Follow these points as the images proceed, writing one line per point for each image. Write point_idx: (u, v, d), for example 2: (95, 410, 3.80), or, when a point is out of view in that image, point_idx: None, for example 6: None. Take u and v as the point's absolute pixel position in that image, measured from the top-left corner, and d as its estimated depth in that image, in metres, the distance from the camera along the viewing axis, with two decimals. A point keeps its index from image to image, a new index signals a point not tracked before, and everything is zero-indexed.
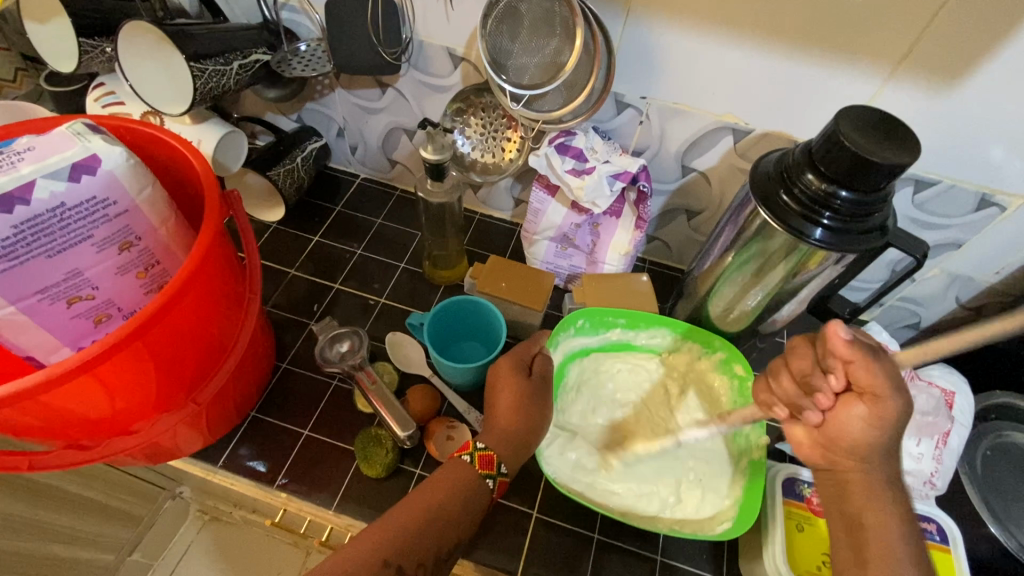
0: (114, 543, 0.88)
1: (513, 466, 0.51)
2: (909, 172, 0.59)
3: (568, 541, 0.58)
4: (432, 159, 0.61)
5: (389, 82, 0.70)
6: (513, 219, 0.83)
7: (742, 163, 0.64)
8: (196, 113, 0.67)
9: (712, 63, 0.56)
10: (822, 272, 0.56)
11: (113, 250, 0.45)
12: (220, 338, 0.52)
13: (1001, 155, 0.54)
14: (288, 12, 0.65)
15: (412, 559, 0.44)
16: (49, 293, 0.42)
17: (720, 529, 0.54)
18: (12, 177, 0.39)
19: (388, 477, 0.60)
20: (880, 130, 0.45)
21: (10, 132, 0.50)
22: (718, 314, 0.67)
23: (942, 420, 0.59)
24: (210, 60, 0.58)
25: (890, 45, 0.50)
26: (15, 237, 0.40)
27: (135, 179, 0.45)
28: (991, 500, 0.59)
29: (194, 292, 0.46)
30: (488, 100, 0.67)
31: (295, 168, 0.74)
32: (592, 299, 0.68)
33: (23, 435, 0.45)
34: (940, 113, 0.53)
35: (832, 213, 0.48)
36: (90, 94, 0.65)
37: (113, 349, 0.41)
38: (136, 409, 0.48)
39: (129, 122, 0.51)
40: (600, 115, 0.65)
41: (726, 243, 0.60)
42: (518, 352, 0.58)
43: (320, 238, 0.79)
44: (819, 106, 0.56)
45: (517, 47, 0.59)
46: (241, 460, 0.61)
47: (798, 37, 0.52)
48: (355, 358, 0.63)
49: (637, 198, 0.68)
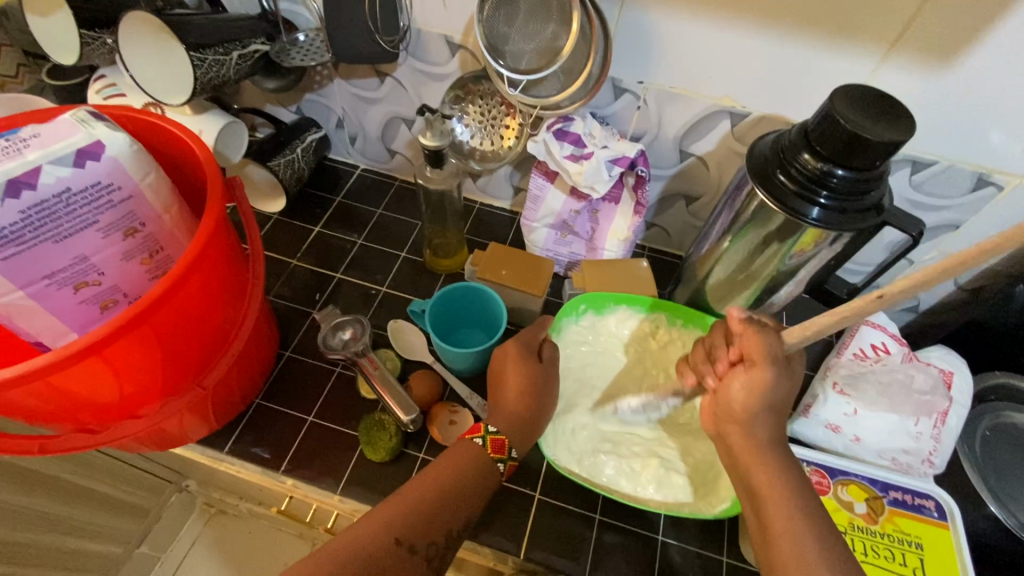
0: (122, 536, 0.89)
1: (521, 451, 0.52)
2: (906, 154, 0.59)
3: (570, 523, 0.59)
4: (431, 145, 0.61)
5: (386, 72, 0.70)
6: (512, 208, 0.83)
7: (739, 147, 0.64)
8: (196, 104, 0.67)
9: (709, 46, 0.57)
10: (818, 253, 0.56)
11: (118, 236, 0.46)
12: (224, 323, 0.53)
13: (1001, 135, 0.54)
14: (287, 2, 0.64)
15: (424, 538, 0.45)
16: (56, 278, 0.43)
17: (720, 508, 0.54)
18: (19, 162, 0.40)
19: (392, 462, 0.61)
20: (875, 108, 0.45)
21: (13, 123, 0.50)
22: (717, 297, 0.68)
23: (939, 400, 0.60)
24: (210, 49, 0.59)
25: (886, 25, 0.50)
26: (22, 223, 0.40)
27: (139, 165, 0.45)
28: (990, 479, 0.59)
29: (198, 277, 0.46)
30: (486, 87, 0.68)
31: (295, 158, 0.75)
32: (592, 284, 0.68)
33: (32, 418, 0.46)
34: (936, 92, 0.53)
35: (829, 193, 0.49)
36: (92, 86, 0.66)
37: (121, 331, 0.42)
38: (144, 392, 0.49)
39: (130, 111, 0.51)
40: (597, 101, 0.65)
41: (723, 226, 0.61)
42: (525, 338, 0.58)
43: (321, 229, 0.80)
44: (815, 87, 0.56)
45: (515, 32, 0.59)
46: (247, 446, 0.61)
47: (794, 19, 0.52)
48: (357, 345, 0.64)
49: (637, 183, 0.67)
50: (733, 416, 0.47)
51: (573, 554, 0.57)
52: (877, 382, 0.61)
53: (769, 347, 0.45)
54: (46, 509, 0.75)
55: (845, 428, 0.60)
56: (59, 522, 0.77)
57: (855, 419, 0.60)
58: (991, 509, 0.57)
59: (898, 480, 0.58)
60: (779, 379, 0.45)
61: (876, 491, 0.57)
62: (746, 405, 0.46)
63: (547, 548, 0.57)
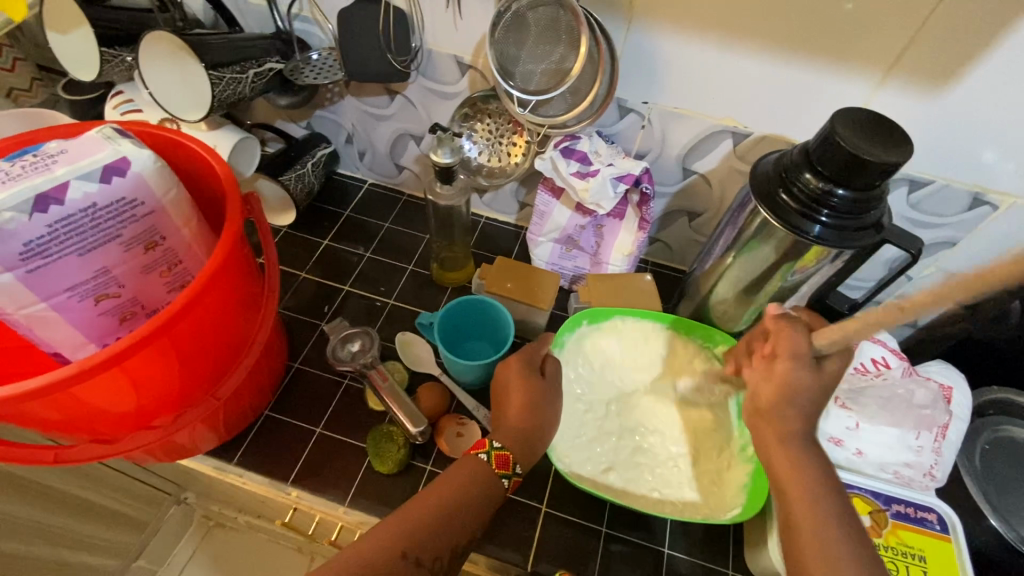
0: (119, 549, 0.88)
1: (525, 466, 0.52)
2: (903, 173, 0.61)
3: (576, 536, 0.59)
4: (442, 162, 0.63)
5: (397, 90, 0.72)
6: (517, 222, 0.85)
7: (741, 165, 0.66)
8: (212, 120, 0.68)
9: (712, 69, 0.59)
10: (819, 269, 0.58)
11: (139, 250, 0.47)
12: (238, 335, 0.54)
13: (993, 158, 0.56)
14: (301, 22, 0.67)
15: (429, 552, 0.45)
16: (78, 290, 0.44)
17: (731, 514, 0.56)
18: (47, 177, 0.42)
19: (399, 474, 0.61)
20: (875, 131, 0.47)
21: (36, 137, 0.52)
22: (721, 312, 0.69)
23: (940, 413, 0.61)
24: (226, 68, 0.61)
25: (881, 53, 0.53)
26: (49, 236, 0.41)
27: (162, 180, 0.47)
28: (989, 492, 0.60)
29: (215, 290, 0.47)
30: (495, 107, 0.69)
31: (305, 173, 0.77)
32: (597, 298, 0.70)
33: (49, 428, 0.46)
34: (931, 114, 0.55)
35: (829, 212, 0.50)
36: (108, 101, 0.67)
37: (141, 343, 0.42)
38: (158, 404, 0.50)
39: (151, 128, 0.53)
40: (603, 120, 0.67)
41: (727, 243, 0.62)
42: (533, 351, 0.59)
43: (329, 242, 0.81)
44: (814, 109, 0.58)
45: (524, 54, 0.61)
46: (256, 458, 0.62)
47: (794, 44, 0.54)
48: (366, 357, 0.64)
49: (640, 200, 0.69)
50: (762, 410, 0.47)
51: (579, 566, 0.57)
52: (878, 397, 0.62)
53: (795, 343, 0.46)
54: (48, 522, 0.74)
55: (848, 442, 0.61)
56: (59, 535, 0.76)
57: (857, 433, 0.61)
58: (991, 521, 0.57)
59: (901, 493, 0.58)
60: (803, 374, 0.45)
61: (879, 504, 0.58)
62: (773, 399, 0.46)
63: (553, 560, 0.58)
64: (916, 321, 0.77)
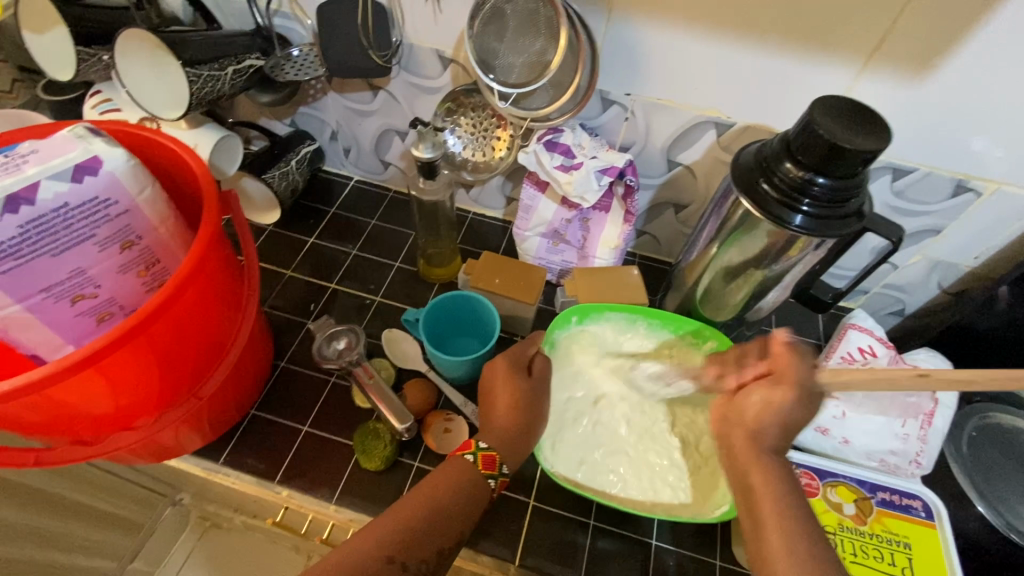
0: (116, 551, 0.87)
1: (512, 466, 0.52)
2: (886, 162, 0.61)
3: (564, 528, 0.59)
4: (423, 156, 0.62)
5: (379, 85, 0.72)
6: (505, 217, 0.85)
7: (725, 156, 0.66)
8: (192, 118, 0.67)
9: (694, 61, 0.58)
10: (802, 259, 0.57)
11: (115, 250, 0.47)
12: (218, 334, 0.53)
13: (981, 144, 0.56)
14: (281, 18, 0.67)
15: (414, 556, 0.44)
16: (53, 291, 0.44)
17: (716, 512, 0.55)
18: (18, 178, 0.41)
19: (386, 471, 0.61)
20: (853, 118, 0.47)
21: (12, 137, 0.51)
22: (709, 303, 0.69)
23: (925, 400, 0.61)
24: (204, 65, 0.60)
25: (861, 40, 0.52)
26: (20, 237, 0.41)
27: (136, 179, 0.47)
28: (978, 478, 0.60)
29: (194, 288, 0.47)
30: (478, 100, 0.69)
31: (290, 170, 0.76)
32: (583, 293, 0.69)
33: (28, 430, 0.46)
34: (913, 102, 0.55)
35: (810, 200, 0.50)
36: (87, 102, 0.66)
37: (117, 342, 0.42)
38: (139, 404, 0.50)
39: (128, 126, 0.52)
40: (587, 113, 0.67)
41: (710, 234, 0.62)
42: (515, 351, 0.58)
43: (316, 240, 0.81)
44: (796, 96, 0.58)
45: (504, 46, 0.60)
46: (242, 458, 0.61)
47: (774, 33, 0.54)
48: (351, 355, 0.63)
49: (625, 193, 0.69)
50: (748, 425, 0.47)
51: (568, 560, 0.57)
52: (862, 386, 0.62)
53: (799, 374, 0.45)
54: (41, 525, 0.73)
55: (834, 431, 0.61)
56: (53, 538, 0.76)
57: (843, 422, 0.61)
58: (979, 509, 0.57)
59: (885, 481, 0.58)
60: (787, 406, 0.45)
61: (865, 491, 0.58)
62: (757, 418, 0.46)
63: (541, 554, 0.57)
64: (903, 310, 0.77)
